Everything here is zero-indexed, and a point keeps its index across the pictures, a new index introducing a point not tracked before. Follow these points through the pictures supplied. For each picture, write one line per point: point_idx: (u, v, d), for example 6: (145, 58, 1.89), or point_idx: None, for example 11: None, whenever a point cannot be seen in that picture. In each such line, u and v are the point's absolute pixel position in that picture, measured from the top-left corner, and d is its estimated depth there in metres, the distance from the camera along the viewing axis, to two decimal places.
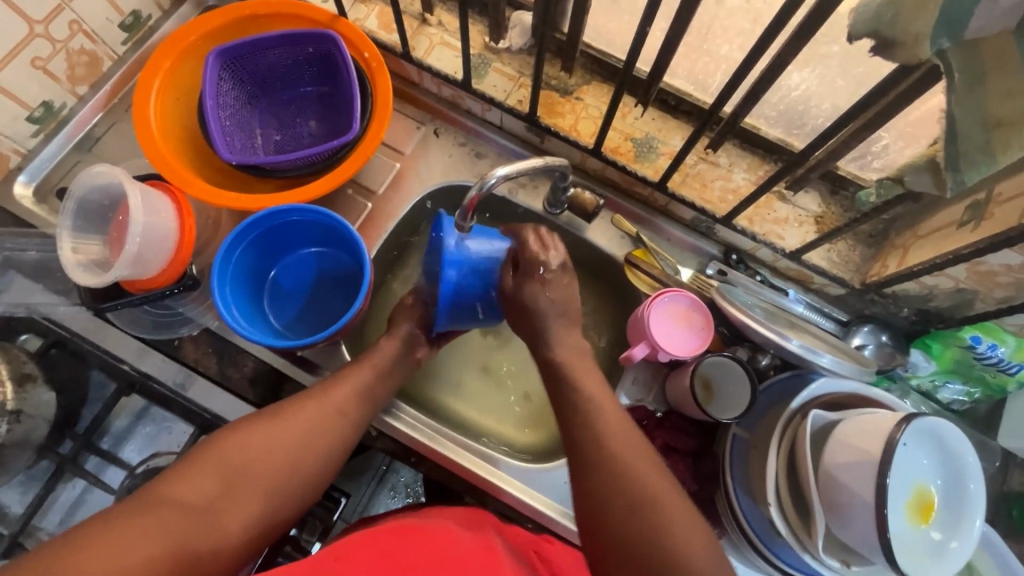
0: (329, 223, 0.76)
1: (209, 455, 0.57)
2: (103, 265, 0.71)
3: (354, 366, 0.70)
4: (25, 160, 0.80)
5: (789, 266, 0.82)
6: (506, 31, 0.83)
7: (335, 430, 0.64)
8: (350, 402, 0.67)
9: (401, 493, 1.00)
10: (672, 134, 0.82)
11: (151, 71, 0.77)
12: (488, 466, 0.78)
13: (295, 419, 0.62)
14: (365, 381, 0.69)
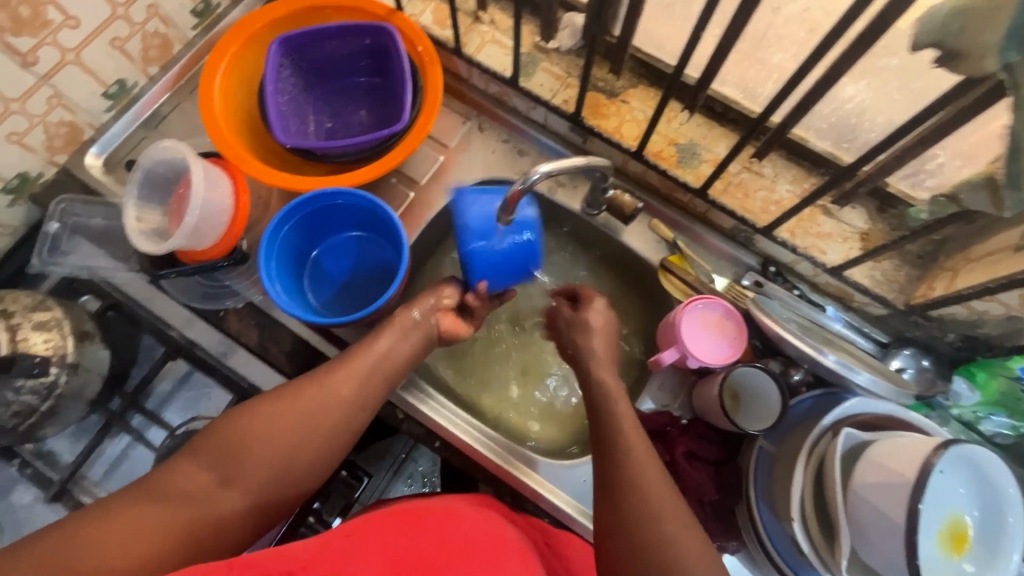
0: (373, 211, 0.78)
1: (211, 442, 0.56)
2: (165, 234, 0.75)
3: (359, 349, 0.67)
4: (98, 133, 0.86)
5: (830, 282, 0.80)
6: (557, 32, 0.84)
7: (340, 413, 0.62)
8: (356, 383, 0.64)
9: (417, 483, 1.03)
10: (717, 142, 0.82)
11: (218, 56, 0.81)
12: (506, 457, 0.79)
13: (297, 402, 0.60)
14: (369, 366, 0.66)
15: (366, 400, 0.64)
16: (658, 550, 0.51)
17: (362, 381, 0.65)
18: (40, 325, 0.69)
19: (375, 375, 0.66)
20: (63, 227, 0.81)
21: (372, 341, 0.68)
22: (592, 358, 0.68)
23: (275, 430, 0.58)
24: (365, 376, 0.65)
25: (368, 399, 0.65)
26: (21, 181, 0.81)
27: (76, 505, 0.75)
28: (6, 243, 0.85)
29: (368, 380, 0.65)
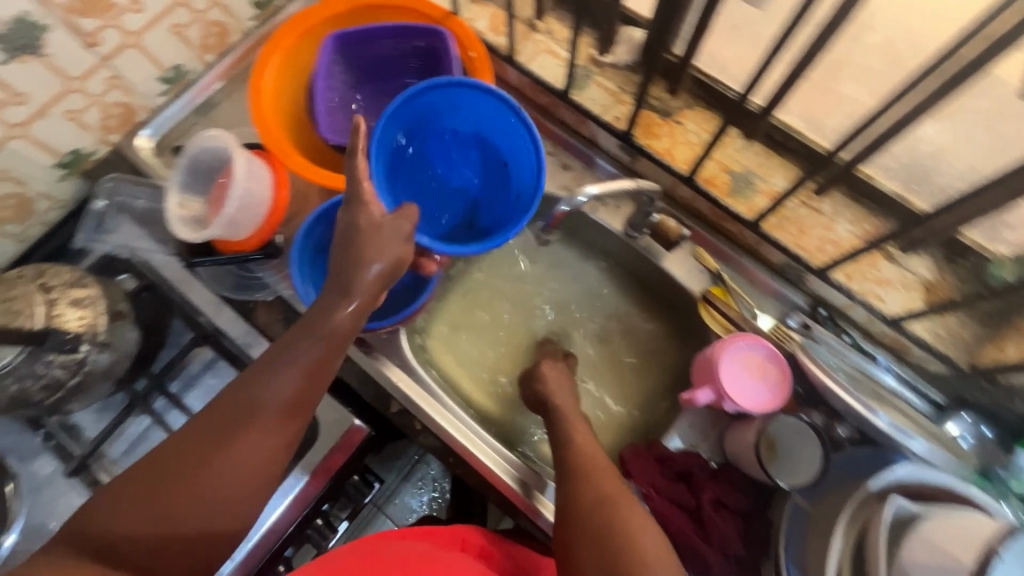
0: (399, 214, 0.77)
1: (84, 530, 0.47)
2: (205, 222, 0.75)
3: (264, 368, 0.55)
4: (151, 116, 0.88)
5: (884, 332, 0.75)
6: (614, 45, 0.80)
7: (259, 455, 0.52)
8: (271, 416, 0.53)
9: (428, 486, 1.04)
10: (773, 173, 0.78)
11: (272, 47, 0.80)
12: (512, 472, 0.75)
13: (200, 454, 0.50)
14: (281, 406, 0.54)
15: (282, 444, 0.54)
16: (603, 511, 0.55)
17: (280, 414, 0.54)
18: (75, 301, 0.69)
19: (296, 406, 0.55)
20: (108, 206, 0.85)
21: (282, 359, 0.55)
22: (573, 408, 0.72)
23: (164, 510, 0.48)
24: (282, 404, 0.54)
25: (284, 441, 0.54)
26: (75, 157, 0.83)
27: (93, 482, 0.74)
28: (56, 216, 0.87)
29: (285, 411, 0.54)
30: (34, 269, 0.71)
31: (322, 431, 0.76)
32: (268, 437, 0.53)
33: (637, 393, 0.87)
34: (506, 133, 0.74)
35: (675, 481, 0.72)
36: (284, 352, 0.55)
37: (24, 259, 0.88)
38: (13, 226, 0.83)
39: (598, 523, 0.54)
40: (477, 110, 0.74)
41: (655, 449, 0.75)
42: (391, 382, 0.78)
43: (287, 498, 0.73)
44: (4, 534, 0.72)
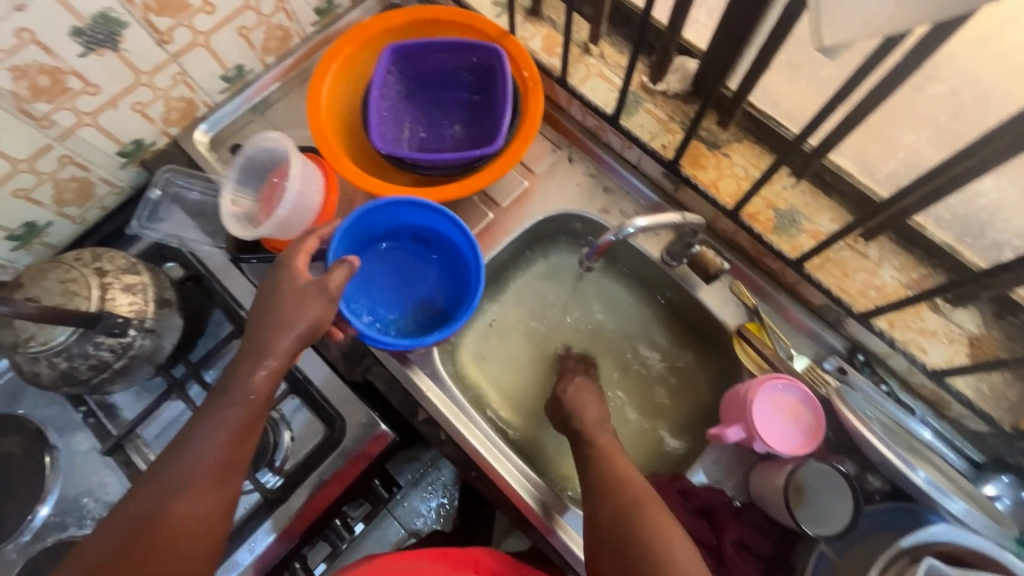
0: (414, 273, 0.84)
1: None
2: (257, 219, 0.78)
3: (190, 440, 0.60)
4: (210, 112, 0.91)
5: (924, 384, 0.73)
6: (666, 74, 0.82)
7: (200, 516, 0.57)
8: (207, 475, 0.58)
9: (439, 492, 1.02)
10: (820, 213, 0.77)
11: (332, 55, 0.83)
12: (532, 491, 0.75)
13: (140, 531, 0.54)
14: (214, 465, 0.58)
15: (223, 495, 0.59)
16: (623, 499, 0.60)
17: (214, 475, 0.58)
18: (127, 287, 0.72)
19: (230, 462, 0.60)
20: (163, 196, 0.86)
21: (205, 427, 0.60)
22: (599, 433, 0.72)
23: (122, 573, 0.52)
24: (213, 466, 0.58)
25: (225, 494, 0.59)
26: (136, 147, 0.87)
27: (126, 462, 0.77)
28: (113, 202, 0.91)
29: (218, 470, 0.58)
30: (91, 252, 0.73)
31: (349, 434, 0.77)
32: (206, 493, 0.57)
33: (662, 422, 0.86)
34: (439, 224, 0.80)
35: (697, 516, 0.71)
36: (212, 414, 0.61)
37: (79, 240, 0.91)
38: (72, 209, 0.86)
39: (622, 523, 0.58)
40: (400, 212, 0.79)
41: (678, 482, 0.73)
42: (422, 390, 0.79)
43: (310, 496, 0.74)
44: (39, 505, 0.75)
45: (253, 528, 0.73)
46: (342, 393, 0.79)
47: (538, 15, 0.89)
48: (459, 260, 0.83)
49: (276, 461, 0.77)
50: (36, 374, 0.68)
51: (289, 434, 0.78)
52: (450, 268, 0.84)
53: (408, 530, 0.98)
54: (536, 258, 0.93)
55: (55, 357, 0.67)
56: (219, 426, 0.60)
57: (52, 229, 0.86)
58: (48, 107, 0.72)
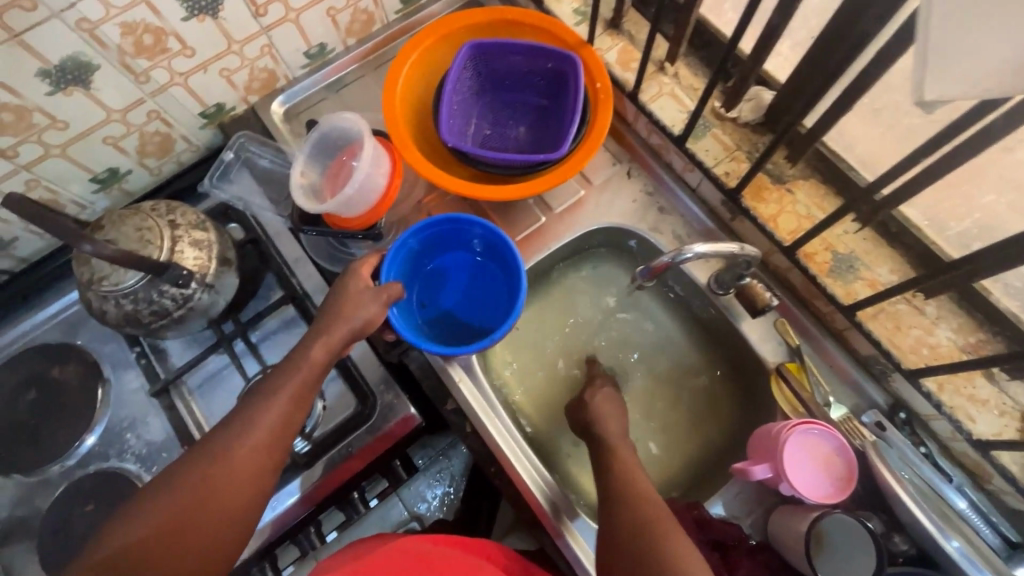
0: (463, 293, 0.86)
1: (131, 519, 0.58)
2: (324, 195, 0.82)
3: (230, 423, 0.63)
4: (288, 85, 0.95)
5: (967, 452, 0.70)
6: (740, 102, 0.81)
7: (249, 483, 0.61)
8: (251, 450, 0.62)
9: (443, 482, 0.99)
10: (880, 262, 0.75)
11: (413, 45, 0.86)
12: (546, 492, 0.75)
13: (191, 507, 0.59)
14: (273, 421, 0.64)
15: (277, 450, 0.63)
16: (639, 514, 0.61)
17: (255, 454, 0.62)
18: (194, 242, 0.75)
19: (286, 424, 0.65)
20: (236, 159, 0.91)
21: (272, 387, 0.65)
22: (625, 450, 0.71)
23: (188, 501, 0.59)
24: (256, 446, 0.62)
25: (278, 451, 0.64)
26: (218, 110, 0.91)
27: (170, 406, 0.81)
28: (190, 159, 0.96)
29: (263, 449, 0.62)
30: (166, 205, 0.77)
31: (378, 411, 0.79)
32: (263, 447, 0.62)
33: (684, 449, 0.85)
34: (468, 233, 0.83)
35: (710, 548, 0.70)
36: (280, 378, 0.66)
37: (152, 190, 0.96)
38: (152, 160, 0.91)
39: (638, 539, 0.59)
40: (428, 235, 0.82)
41: (695, 510, 0.73)
42: (454, 380, 0.80)
43: (335, 466, 0.77)
44: (86, 434, 0.79)
45: (279, 486, 0.76)
46: (377, 372, 0.81)
47: (617, 28, 0.90)
48: (505, 274, 0.84)
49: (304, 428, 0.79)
50: (103, 312, 0.72)
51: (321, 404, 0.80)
52: (487, 274, 0.86)
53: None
54: (581, 266, 0.94)
55: (122, 298, 0.71)
56: (271, 402, 0.64)
57: (131, 176, 0.91)
58: (147, 65, 0.76)
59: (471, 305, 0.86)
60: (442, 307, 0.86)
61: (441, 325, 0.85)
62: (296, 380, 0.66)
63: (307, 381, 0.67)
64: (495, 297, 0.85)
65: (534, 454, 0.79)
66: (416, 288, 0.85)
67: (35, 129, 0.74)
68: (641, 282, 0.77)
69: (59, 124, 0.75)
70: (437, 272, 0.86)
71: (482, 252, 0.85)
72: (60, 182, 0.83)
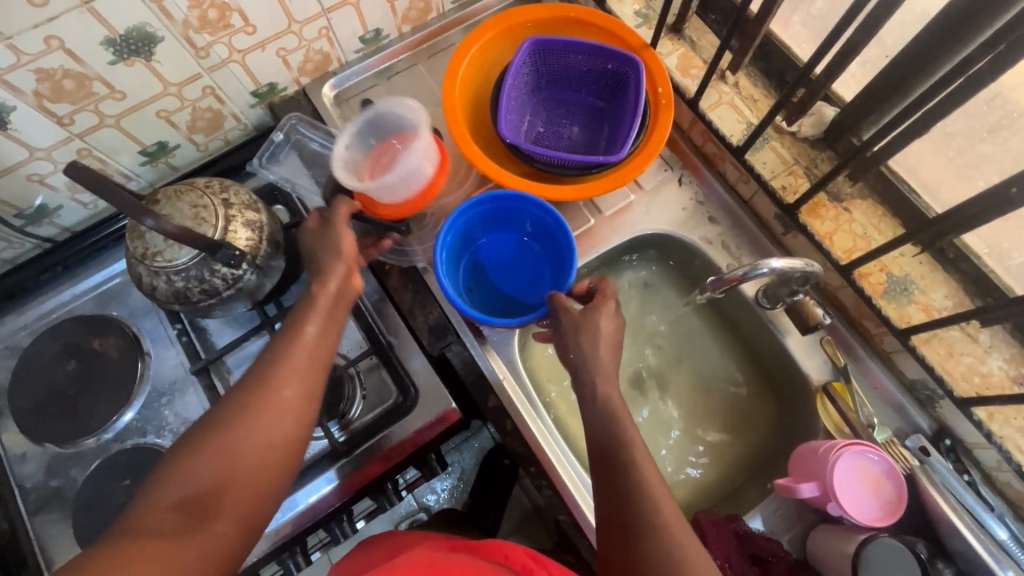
0: (513, 267, 0.86)
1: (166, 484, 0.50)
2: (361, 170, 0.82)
3: (247, 394, 0.56)
4: (340, 68, 0.94)
5: (1011, 483, 0.70)
6: (802, 116, 0.80)
7: (289, 425, 0.56)
8: (275, 423, 0.55)
9: (454, 473, 1.14)
10: (935, 287, 0.75)
11: (473, 38, 0.85)
12: (587, 498, 0.76)
13: (238, 457, 0.53)
14: (304, 358, 0.59)
15: (315, 385, 0.59)
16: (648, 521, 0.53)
17: (285, 425, 0.56)
18: (247, 223, 0.74)
19: (315, 358, 0.60)
20: (285, 140, 0.90)
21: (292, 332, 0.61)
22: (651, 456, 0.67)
23: (236, 452, 0.53)
24: (294, 383, 0.58)
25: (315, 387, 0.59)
26: (270, 90, 0.90)
27: (210, 385, 0.80)
28: (237, 138, 0.95)
29: (290, 413, 0.56)
30: (219, 183, 0.76)
31: (419, 405, 0.78)
32: (301, 384, 0.58)
33: (718, 460, 0.85)
34: (518, 214, 0.82)
35: (749, 562, 0.71)
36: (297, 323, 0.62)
37: (197, 166, 0.95)
38: (201, 136, 0.90)
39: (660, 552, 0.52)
40: (477, 213, 0.81)
41: (734, 524, 0.73)
42: (497, 378, 0.81)
43: (374, 457, 0.76)
44: (124, 409, 0.79)
45: (316, 473, 0.76)
46: (420, 365, 0.80)
47: (678, 32, 0.89)
48: (554, 249, 0.83)
49: (346, 415, 0.78)
50: (153, 288, 0.72)
51: (361, 392, 0.79)
52: (534, 256, 0.85)
53: (419, 503, 1.12)
54: (623, 271, 0.93)
55: (175, 275, 0.70)
56: (297, 341, 0.60)
57: (178, 151, 0.90)
58: (209, 40, 0.75)
59: (516, 286, 0.85)
60: (485, 287, 0.85)
61: (490, 306, 0.84)
62: (306, 346, 0.60)
63: (319, 348, 0.61)
64: (543, 274, 0.84)
65: (574, 457, 0.79)
66: (464, 269, 0.85)
67: (93, 98, 0.73)
68: (708, 293, 0.75)
69: (117, 94, 0.74)
70: (484, 251, 0.86)
71: (529, 235, 0.85)
72: (111, 152, 0.82)
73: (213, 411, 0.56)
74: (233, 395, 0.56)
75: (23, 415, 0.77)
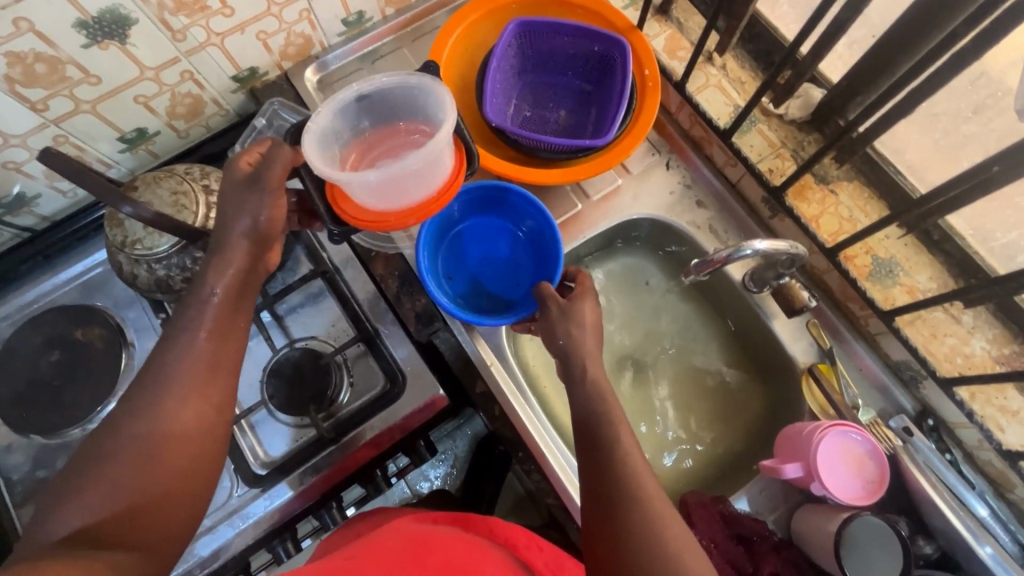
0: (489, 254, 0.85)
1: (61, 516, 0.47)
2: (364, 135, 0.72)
3: (139, 413, 0.52)
4: (323, 52, 0.92)
5: (992, 461, 0.71)
6: (789, 98, 0.80)
7: (193, 435, 0.53)
8: (177, 438, 0.52)
9: (447, 461, 1.14)
10: (919, 269, 0.75)
11: (457, 20, 0.84)
12: (575, 483, 0.76)
13: (140, 479, 0.49)
14: (203, 362, 0.55)
15: (219, 391, 0.55)
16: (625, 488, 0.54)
17: (190, 442, 0.52)
18: None
19: (215, 363, 0.56)
20: (268, 126, 0.89)
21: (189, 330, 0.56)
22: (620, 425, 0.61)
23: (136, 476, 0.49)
24: (193, 392, 0.54)
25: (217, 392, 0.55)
26: (251, 74, 0.88)
27: None
28: (218, 124, 0.93)
29: (195, 425, 0.53)
30: (200, 169, 0.75)
31: (406, 393, 0.78)
32: (199, 393, 0.54)
33: (706, 443, 0.86)
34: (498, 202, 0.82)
35: (734, 542, 0.71)
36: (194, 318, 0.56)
37: (178, 153, 0.94)
38: (181, 123, 0.88)
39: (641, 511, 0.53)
40: (472, 198, 0.82)
41: (720, 505, 0.73)
42: (484, 363, 0.81)
43: (362, 444, 0.76)
44: (109, 399, 0.78)
45: (304, 461, 0.76)
46: (406, 352, 0.80)
47: (665, 13, 0.88)
48: (532, 236, 0.83)
49: (334, 402, 0.77)
50: (135, 277, 0.71)
51: (349, 379, 0.79)
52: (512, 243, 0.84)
53: (412, 490, 1.13)
54: (611, 256, 0.93)
55: (156, 263, 0.69)
56: (191, 344, 0.55)
57: (158, 138, 0.89)
58: (185, 22, 0.73)
59: (493, 275, 0.84)
60: (464, 276, 0.84)
61: (469, 295, 0.83)
62: (199, 347, 0.56)
63: (223, 350, 0.57)
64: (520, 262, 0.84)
65: (563, 443, 0.79)
66: (441, 259, 0.83)
67: (68, 83, 0.71)
68: (690, 277, 0.75)
69: (92, 78, 0.73)
70: (460, 240, 0.84)
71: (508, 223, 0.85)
72: (89, 139, 0.81)
73: (103, 434, 0.51)
74: (124, 415, 0.52)
75: (5, 406, 0.76)
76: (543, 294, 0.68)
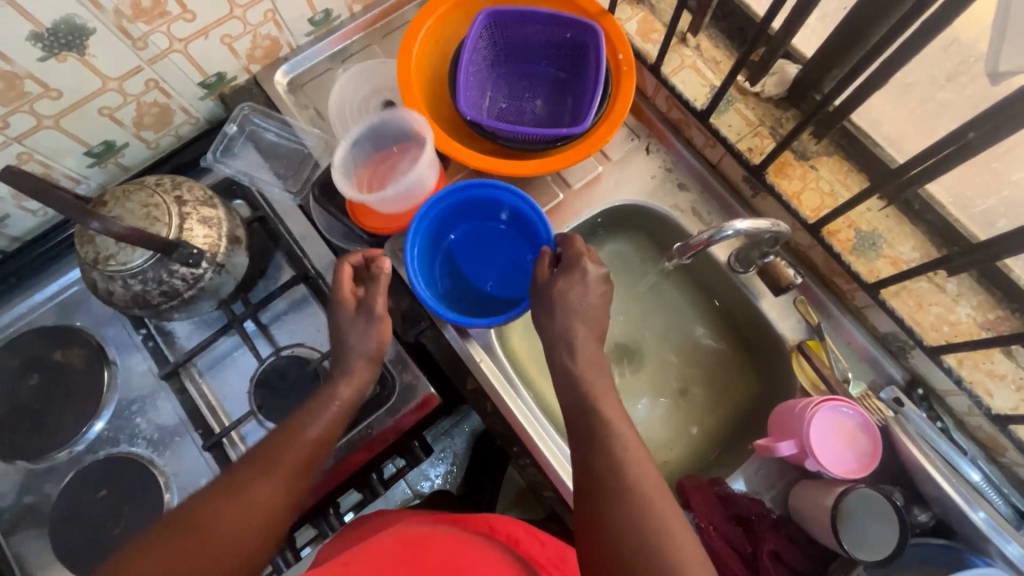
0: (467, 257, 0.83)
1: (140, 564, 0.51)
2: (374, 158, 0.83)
3: (224, 492, 0.57)
4: (292, 54, 0.90)
5: (982, 426, 0.72)
6: (764, 76, 0.79)
7: (265, 518, 0.56)
8: (248, 518, 0.55)
9: (446, 459, 1.10)
10: (902, 240, 0.75)
11: (426, 13, 0.82)
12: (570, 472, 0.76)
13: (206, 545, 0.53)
14: (294, 459, 0.60)
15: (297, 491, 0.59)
16: (609, 474, 0.55)
17: (255, 521, 0.56)
18: (204, 220, 0.72)
19: (305, 465, 0.61)
20: (240, 132, 0.87)
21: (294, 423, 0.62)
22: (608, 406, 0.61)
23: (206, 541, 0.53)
24: (278, 481, 0.58)
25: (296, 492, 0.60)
26: (218, 80, 0.86)
27: (180, 389, 0.78)
28: (190, 132, 0.92)
29: (272, 510, 0.57)
30: (171, 180, 0.73)
31: (397, 393, 0.77)
32: (283, 487, 0.58)
33: (699, 425, 0.86)
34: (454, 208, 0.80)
35: (733, 523, 0.71)
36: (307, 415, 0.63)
37: (149, 165, 0.92)
38: (149, 133, 0.86)
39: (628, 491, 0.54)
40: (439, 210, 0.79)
41: (716, 487, 0.74)
42: (474, 360, 0.79)
43: (355, 448, 0.75)
44: (94, 419, 0.77)
45: None
46: (394, 353, 0.79)
47: None
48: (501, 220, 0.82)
49: None
50: (110, 293, 0.69)
51: None
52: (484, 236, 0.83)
53: (413, 491, 1.07)
54: (596, 244, 0.92)
55: (131, 278, 0.68)
56: (295, 438, 0.61)
57: (127, 150, 0.87)
58: (145, 30, 0.71)
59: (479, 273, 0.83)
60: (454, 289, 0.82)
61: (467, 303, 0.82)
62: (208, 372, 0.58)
63: None
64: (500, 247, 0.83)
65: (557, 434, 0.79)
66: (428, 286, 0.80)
67: (27, 98, 0.69)
68: (674, 261, 0.75)
69: (52, 92, 0.71)
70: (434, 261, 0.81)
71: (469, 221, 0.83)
72: (54, 155, 0.79)
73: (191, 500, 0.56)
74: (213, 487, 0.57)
75: None
76: (541, 264, 0.71)
